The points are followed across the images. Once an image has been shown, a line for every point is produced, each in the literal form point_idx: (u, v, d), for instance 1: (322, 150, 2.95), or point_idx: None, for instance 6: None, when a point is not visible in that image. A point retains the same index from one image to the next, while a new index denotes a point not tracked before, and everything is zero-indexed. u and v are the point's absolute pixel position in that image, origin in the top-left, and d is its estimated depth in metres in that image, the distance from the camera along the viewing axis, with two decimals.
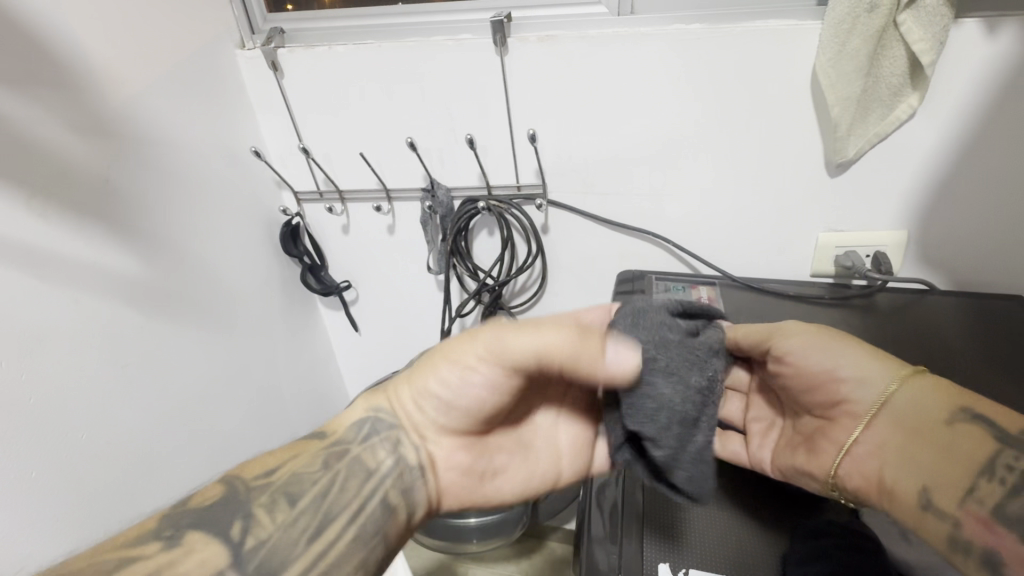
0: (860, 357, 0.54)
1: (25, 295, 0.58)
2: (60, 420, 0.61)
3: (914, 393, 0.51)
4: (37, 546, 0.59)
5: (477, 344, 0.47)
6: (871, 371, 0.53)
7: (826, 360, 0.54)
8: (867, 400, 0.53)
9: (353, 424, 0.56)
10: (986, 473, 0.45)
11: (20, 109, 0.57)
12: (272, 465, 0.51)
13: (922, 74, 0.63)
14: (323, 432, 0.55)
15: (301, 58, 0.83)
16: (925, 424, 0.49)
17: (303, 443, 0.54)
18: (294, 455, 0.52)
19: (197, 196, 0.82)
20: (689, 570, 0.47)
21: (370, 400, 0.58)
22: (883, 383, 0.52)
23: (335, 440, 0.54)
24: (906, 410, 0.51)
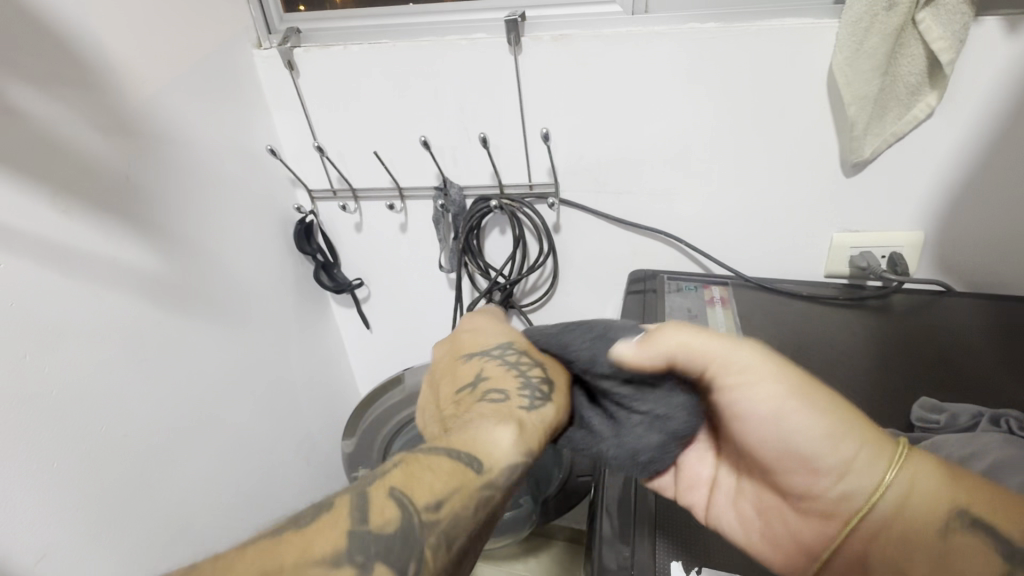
0: (842, 432, 0.42)
1: (50, 290, 0.59)
2: (81, 412, 0.62)
3: (909, 484, 0.40)
4: (59, 534, 0.60)
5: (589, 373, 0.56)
6: (859, 457, 0.42)
7: (806, 439, 0.43)
8: (856, 490, 0.42)
9: (511, 461, 0.42)
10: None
11: (44, 108, 0.58)
12: (440, 494, 0.38)
13: (941, 74, 0.62)
14: (478, 461, 0.40)
15: (316, 57, 0.84)
16: (921, 527, 0.39)
17: (455, 467, 0.39)
18: (459, 488, 0.38)
19: (213, 194, 0.83)
20: (702, 568, 0.47)
21: (514, 425, 0.45)
22: (870, 479, 0.41)
23: (490, 480, 0.40)
24: (898, 515, 0.40)
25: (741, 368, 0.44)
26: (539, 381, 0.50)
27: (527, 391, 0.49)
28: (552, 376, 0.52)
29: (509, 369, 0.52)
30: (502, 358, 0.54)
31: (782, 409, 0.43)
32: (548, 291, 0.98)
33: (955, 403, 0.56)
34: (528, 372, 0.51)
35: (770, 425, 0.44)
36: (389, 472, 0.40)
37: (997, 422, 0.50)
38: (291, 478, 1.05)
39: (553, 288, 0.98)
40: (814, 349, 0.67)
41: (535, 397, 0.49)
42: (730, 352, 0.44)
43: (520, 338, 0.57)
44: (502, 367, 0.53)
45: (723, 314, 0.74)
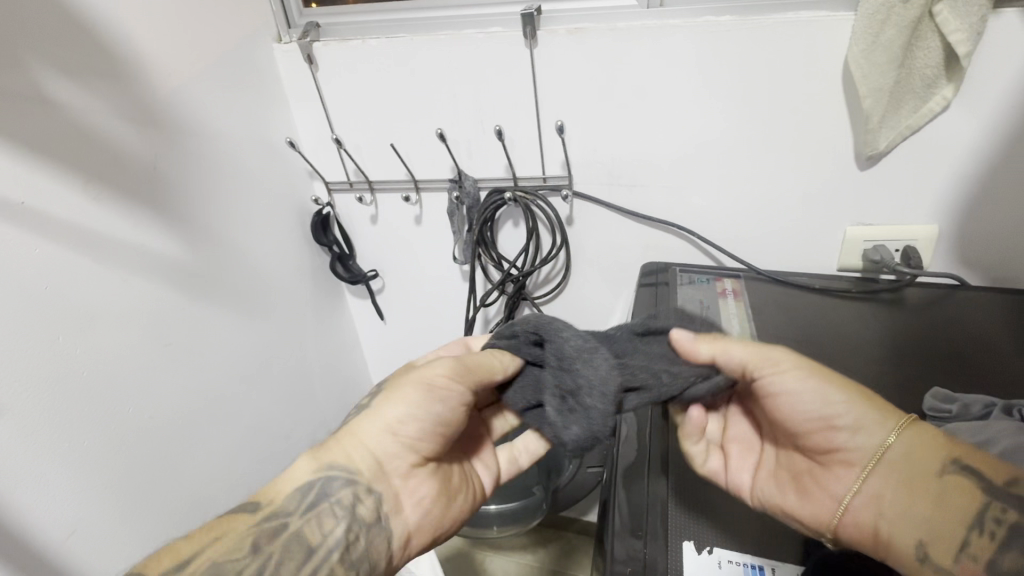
0: (854, 397, 0.47)
1: (81, 275, 0.61)
2: (111, 394, 0.65)
3: (912, 442, 0.45)
4: (88, 512, 0.62)
5: (445, 360, 0.52)
6: (868, 418, 0.46)
7: (826, 402, 0.47)
8: (863, 447, 0.46)
9: (296, 489, 0.51)
10: (975, 526, 0.41)
11: (75, 97, 0.60)
12: (187, 556, 0.45)
13: (958, 66, 0.63)
14: (254, 503, 0.50)
15: (335, 51, 0.86)
16: (922, 477, 0.44)
17: (226, 520, 0.49)
18: (218, 537, 0.47)
19: (233, 185, 0.85)
20: (714, 547, 0.46)
21: (314, 457, 0.53)
22: (882, 432, 0.46)
23: (271, 513, 0.49)
24: (901, 462, 0.45)
25: (767, 356, 0.49)
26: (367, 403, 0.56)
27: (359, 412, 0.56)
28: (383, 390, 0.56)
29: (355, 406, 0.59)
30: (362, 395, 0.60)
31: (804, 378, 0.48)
32: (561, 282, 1.00)
33: (966, 392, 0.57)
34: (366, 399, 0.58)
35: (793, 398, 0.48)
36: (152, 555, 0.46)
37: (1009, 411, 0.50)
38: None
39: (566, 280, 0.99)
40: (825, 340, 0.67)
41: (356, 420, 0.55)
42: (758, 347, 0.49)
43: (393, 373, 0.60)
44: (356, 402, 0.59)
45: (735, 306, 0.75)
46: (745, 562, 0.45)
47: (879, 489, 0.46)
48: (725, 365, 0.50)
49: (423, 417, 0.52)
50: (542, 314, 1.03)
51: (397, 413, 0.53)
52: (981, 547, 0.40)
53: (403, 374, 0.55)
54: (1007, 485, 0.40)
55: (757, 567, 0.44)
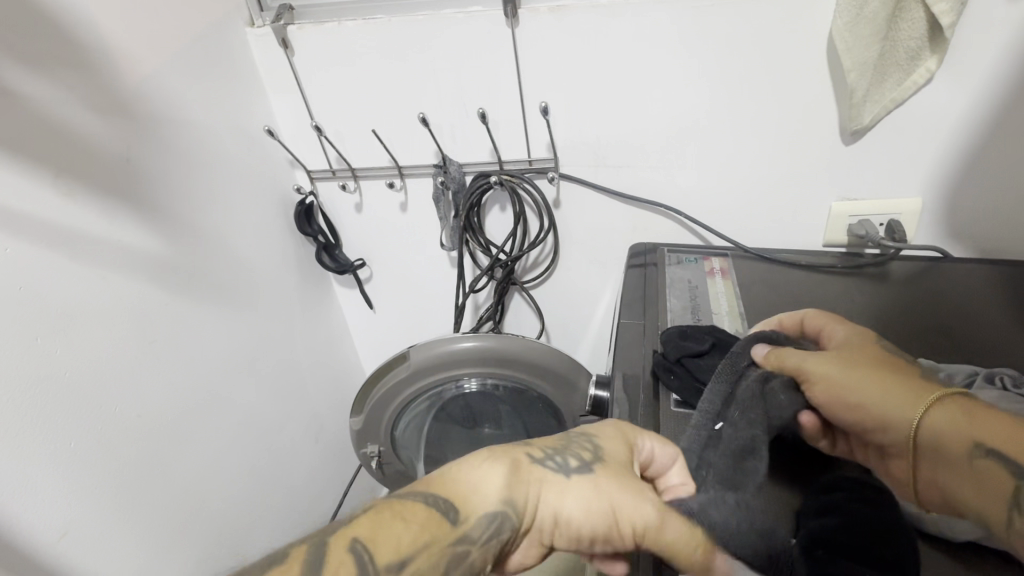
0: (880, 385, 0.45)
1: (54, 273, 0.59)
2: (95, 393, 0.64)
3: (939, 418, 0.41)
4: (80, 512, 0.62)
5: (651, 507, 0.40)
6: (892, 402, 0.44)
7: (848, 403, 0.46)
8: (896, 438, 0.43)
9: (487, 517, 0.39)
10: (1014, 502, 0.36)
11: (38, 87, 0.58)
12: (405, 551, 0.36)
13: (942, 37, 0.62)
14: (454, 512, 0.38)
15: (310, 34, 0.83)
16: (949, 458, 0.40)
17: (429, 519, 0.37)
18: (430, 544, 0.36)
19: (212, 175, 0.83)
20: None
21: (504, 487, 0.40)
22: (904, 417, 0.43)
23: (462, 534, 0.38)
24: (936, 446, 0.41)
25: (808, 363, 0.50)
26: (573, 452, 0.43)
27: (551, 459, 0.42)
28: (596, 461, 0.42)
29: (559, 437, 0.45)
30: (573, 431, 0.46)
31: (832, 385, 0.47)
32: (550, 265, 0.99)
33: (950, 363, 0.58)
34: (573, 446, 0.44)
35: (831, 398, 0.47)
36: (362, 515, 0.37)
37: (991, 379, 0.51)
38: (300, 455, 1.07)
39: (555, 263, 0.99)
40: None
41: (555, 466, 0.42)
42: (805, 352, 0.51)
43: (616, 443, 0.45)
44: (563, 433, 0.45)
45: (722, 286, 0.76)
46: None
47: (931, 474, 0.41)
48: (793, 370, 0.50)
49: (594, 534, 0.40)
50: (532, 298, 1.03)
51: (583, 512, 0.40)
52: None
53: (625, 478, 0.42)
54: None
55: None
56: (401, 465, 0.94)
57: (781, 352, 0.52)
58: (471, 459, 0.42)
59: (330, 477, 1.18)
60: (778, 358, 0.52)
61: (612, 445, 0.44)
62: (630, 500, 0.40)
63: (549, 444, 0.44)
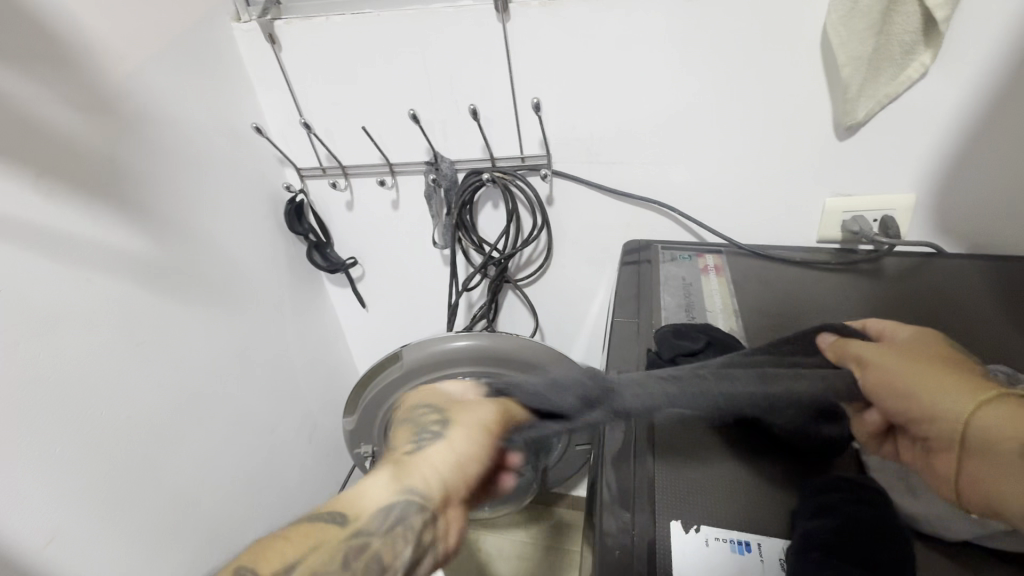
0: (933, 378, 0.42)
1: (36, 275, 0.58)
2: (81, 397, 0.62)
3: (997, 413, 0.38)
4: (68, 517, 0.61)
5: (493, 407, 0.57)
6: (944, 394, 0.41)
7: (901, 391, 0.43)
8: (941, 428, 0.40)
9: (379, 509, 0.44)
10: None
11: (15, 83, 0.56)
12: (294, 558, 0.41)
13: (936, 31, 0.61)
14: (341, 515, 0.44)
15: (298, 29, 0.81)
16: (1001, 454, 0.36)
17: (315, 528, 0.43)
18: (313, 547, 0.41)
19: (199, 173, 0.81)
20: (701, 525, 0.46)
21: (392, 482, 0.46)
22: (955, 407, 0.40)
23: (356, 529, 0.43)
24: (986, 440, 0.37)
25: (869, 356, 0.48)
26: (430, 424, 0.53)
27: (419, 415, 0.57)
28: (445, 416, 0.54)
29: (410, 431, 0.54)
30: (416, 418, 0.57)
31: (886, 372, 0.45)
32: (543, 263, 0.99)
33: None
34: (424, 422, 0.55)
35: (879, 386, 0.45)
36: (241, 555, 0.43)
37: (986, 376, 0.51)
38: (293, 456, 1.06)
39: (548, 261, 0.98)
40: (808, 313, 0.68)
41: (424, 436, 0.52)
42: (870, 346, 0.50)
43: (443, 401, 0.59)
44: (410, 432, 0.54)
45: (717, 283, 0.75)
46: (730, 539, 0.45)
47: (981, 470, 0.37)
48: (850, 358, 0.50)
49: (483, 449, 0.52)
50: (525, 296, 1.02)
51: (473, 445, 0.52)
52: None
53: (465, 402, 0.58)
54: None
55: (744, 543, 0.45)
56: None
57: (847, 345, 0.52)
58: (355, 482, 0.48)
59: (323, 477, 1.17)
60: (845, 348, 0.51)
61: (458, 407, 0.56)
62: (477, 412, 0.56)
63: (405, 429, 0.56)
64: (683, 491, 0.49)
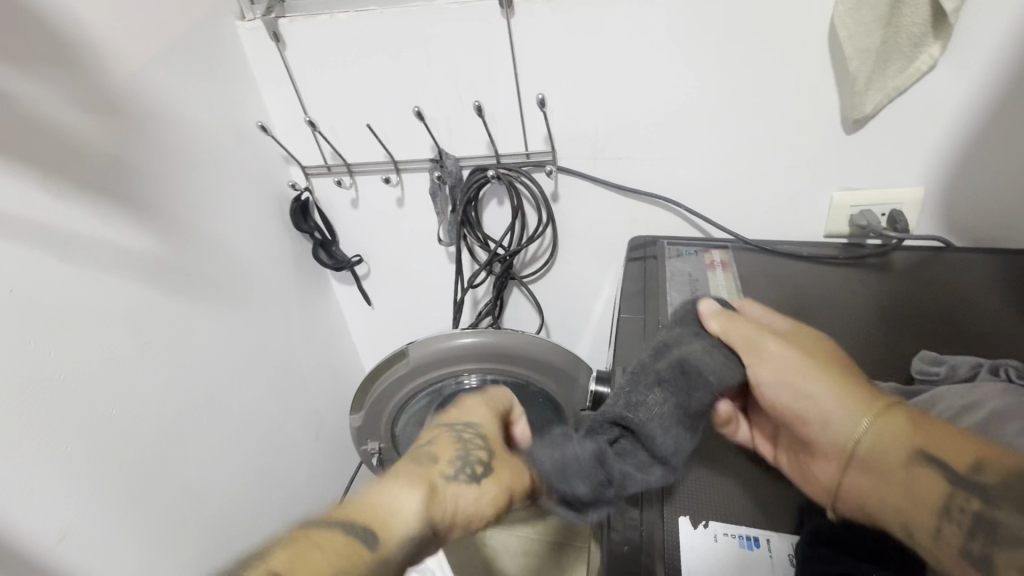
0: (822, 381, 0.45)
1: (46, 275, 0.59)
2: (91, 395, 0.63)
3: (882, 427, 0.41)
4: (79, 515, 0.61)
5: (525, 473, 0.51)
6: (840, 405, 0.44)
7: (794, 391, 0.46)
8: (834, 437, 0.43)
9: (408, 540, 0.41)
10: (943, 514, 0.37)
11: (23, 85, 0.56)
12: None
13: (945, 23, 0.61)
14: (374, 536, 0.39)
15: (302, 27, 0.81)
16: (886, 466, 0.40)
17: (350, 544, 0.38)
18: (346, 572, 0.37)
19: (205, 172, 0.81)
20: (710, 521, 0.46)
21: (423, 513, 0.43)
22: (850, 420, 0.43)
23: (382, 559, 0.39)
24: (872, 451, 0.41)
25: (758, 341, 0.50)
26: (472, 461, 0.48)
27: (460, 436, 0.50)
28: (488, 459, 0.49)
29: (452, 445, 0.49)
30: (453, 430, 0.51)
31: (783, 371, 0.47)
32: (548, 259, 0.98)
33: (954, 354, 0.57)
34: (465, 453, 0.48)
35: (772, 387, 0.48)
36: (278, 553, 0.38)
37: (996, 371, 0.51)
38: (301, 452, 1.07)
39: (553, 257, 0.98)
40: (814, 307, 0.67)
41: (464, 476, 0.47)
42: (760, 329, 0.51)
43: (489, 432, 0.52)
44: (451, 445, 0.49)
45: (723, 278, 0.75)
46: (739, 535, 0.45)
47: (860, 479, 0.42)
48: (735, 342, 0.51)
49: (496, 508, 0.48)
50: (530, 292, 1.03)
51: (492, 503, 0.47)
52: (950, 538, 0.36)
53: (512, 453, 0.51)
54: (971, 474, 0.36)
55: (753, 539, 0.45)
56: None
57: (733, 319, 0.53)
58: (386, 489, 0.43)
59: (331, 474, 1.18)
60: (731, 326, 0.52)
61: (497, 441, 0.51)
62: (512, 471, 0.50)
63: (445, 443, 0.49)
64: (692, 487, 0.49)
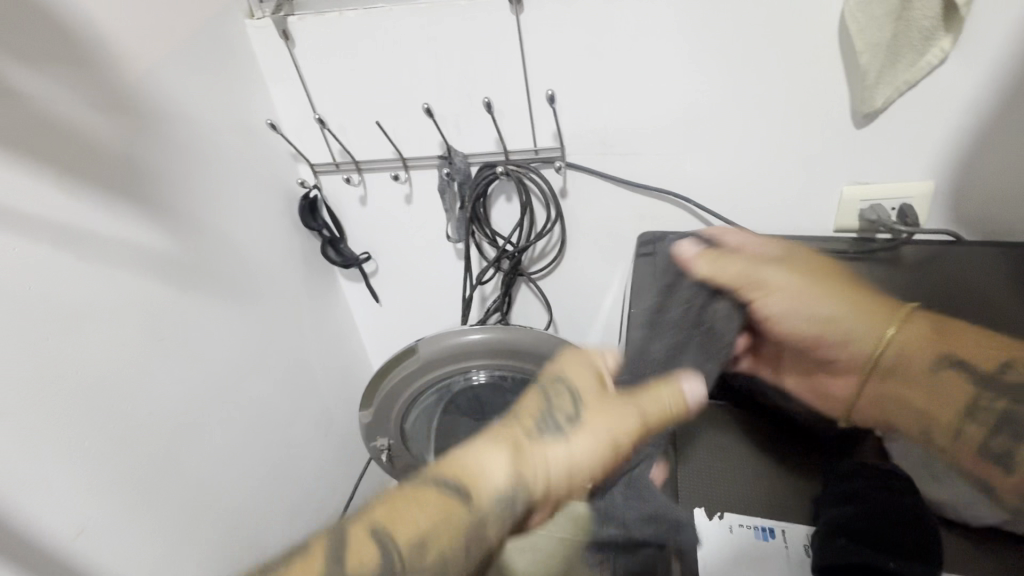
0: (837, 303, 0.57)
1: (62, 272, 0.59)
2: (108, 392, 0.64)
3: (905, 337, 0.54)
4: (97, 510, 0.62)
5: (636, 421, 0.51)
6: (868, 323, 0.55)
7: (818, 317, 0.57)
8: (863, 349, 0.55)
9: (498, 494, 0.47)
10: (970, 415, 0.49)
11: (37, 85, 0.57)
12: (425, 534, 0.44)
13: (957, 15, 0.61)
14: (464, 491, 0.46)
15: (311, 25, 0.82)
16: (916, 372, 0.53)
17: (441, 502, 0.46)
18: (444, 526, 0.45)
19: (215, 170, 0.82)
20: (726, 513, 0.49)
21: (511, 465, 0.48)
22: (878, 332, 0.55)
23: (476, 511, 0.46)
24: (902, 360, 0.54)
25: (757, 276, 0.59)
26: (559, 409, 0.51)
27: (556, 392, 0.53)
28: (578, 409, 0.52)
29: (540, 399, 0.53)
30: (545, 387, 0.55)
31: (792, 299, 0.58)
32: (557, 256, 0.99)
33: None
34: (552, 402, 0.52)
35: (787, 314, 0.58)
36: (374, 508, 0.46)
37: None
38: (311, 449, 1.07)
39: (562, 253, 0.99)
40: None
41: (552, 426, 0.50)
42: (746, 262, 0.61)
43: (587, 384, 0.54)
44: (542, 399, 0.53)
45: None
46: (754, 526, 0.48)
47: (886, 382, 0.54)
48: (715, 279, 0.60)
49: (601, 461, 0.50)
50: (539, 289, 1.03)
51: (591, 455, 0.50)
52: (974, 432, 0.48)
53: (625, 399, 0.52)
54: (995, 374, 0.49)
55: (767, 530, 0.48)
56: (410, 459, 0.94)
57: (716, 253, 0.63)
58: (475, 448, 0.49)
59: (339, 470, 1.18)
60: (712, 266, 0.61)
61: (586, 384, 0.54)
62: (611, 417, 0.51)
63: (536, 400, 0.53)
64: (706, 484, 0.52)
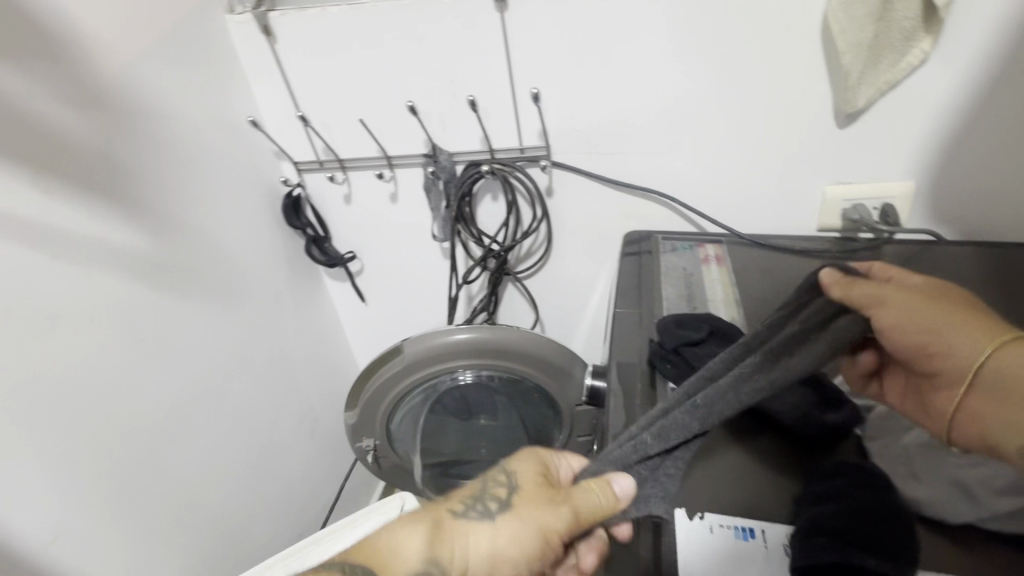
0: (931, 311, 0.42)
1: (35, 272, 0.58)
2: (83, 394, 0.62)
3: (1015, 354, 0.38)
4: (71, 516, 0.61)
5: (565, 509, 0.45)
6: (961, 334, 0.40)
7: (918, 327, 0.42)
8: (954, 365, 0.40)
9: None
10: None
11: (9, 80, 0.55)
12: None
13: (937, 17, 0.62)
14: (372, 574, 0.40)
15: (292, 21, 0.81)
16: None
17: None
18: None
19: (195, 168, 0.80)
20: (705, 513, 0.47)
21: (427, 547, 0.42)
22: (973, 348, 0.40)
23: None
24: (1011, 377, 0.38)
25: (877, 290, 0.43)
26: (489, 495, 0.46)
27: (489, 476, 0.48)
28: (509, 495, 0.46)
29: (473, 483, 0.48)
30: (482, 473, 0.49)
31: (902, 314, 0.42)
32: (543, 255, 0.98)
33: None
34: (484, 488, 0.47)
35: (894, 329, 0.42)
36: None
37: None
38: (295, 450, 1.06)
39: (548, 253, 0.98)
40: None
41: (478, 507, 0.45)
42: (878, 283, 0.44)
43: (525, 473, 0.48)
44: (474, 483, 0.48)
45: (718, 272, 0.75)
46: (734, 526, 0.46)
47: (977, 404, 0.39)
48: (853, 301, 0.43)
49: (525, 553, 0.44)
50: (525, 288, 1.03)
51: (513, 544, 0.44)
52: None
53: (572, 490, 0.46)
54: None
55: (748, 530, 0.45)
56: (398, 459, 0.94)
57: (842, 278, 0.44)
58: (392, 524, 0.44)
59: (324, 472, 1.17)
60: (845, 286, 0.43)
61: (525, 474, 0.48)
62: (542, 508, 0.45)
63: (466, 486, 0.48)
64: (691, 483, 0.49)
